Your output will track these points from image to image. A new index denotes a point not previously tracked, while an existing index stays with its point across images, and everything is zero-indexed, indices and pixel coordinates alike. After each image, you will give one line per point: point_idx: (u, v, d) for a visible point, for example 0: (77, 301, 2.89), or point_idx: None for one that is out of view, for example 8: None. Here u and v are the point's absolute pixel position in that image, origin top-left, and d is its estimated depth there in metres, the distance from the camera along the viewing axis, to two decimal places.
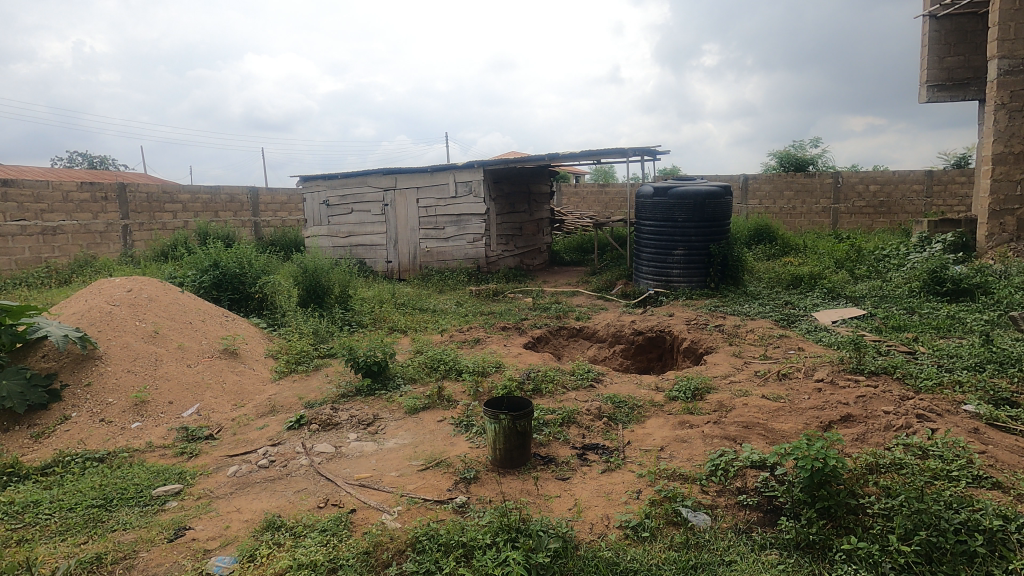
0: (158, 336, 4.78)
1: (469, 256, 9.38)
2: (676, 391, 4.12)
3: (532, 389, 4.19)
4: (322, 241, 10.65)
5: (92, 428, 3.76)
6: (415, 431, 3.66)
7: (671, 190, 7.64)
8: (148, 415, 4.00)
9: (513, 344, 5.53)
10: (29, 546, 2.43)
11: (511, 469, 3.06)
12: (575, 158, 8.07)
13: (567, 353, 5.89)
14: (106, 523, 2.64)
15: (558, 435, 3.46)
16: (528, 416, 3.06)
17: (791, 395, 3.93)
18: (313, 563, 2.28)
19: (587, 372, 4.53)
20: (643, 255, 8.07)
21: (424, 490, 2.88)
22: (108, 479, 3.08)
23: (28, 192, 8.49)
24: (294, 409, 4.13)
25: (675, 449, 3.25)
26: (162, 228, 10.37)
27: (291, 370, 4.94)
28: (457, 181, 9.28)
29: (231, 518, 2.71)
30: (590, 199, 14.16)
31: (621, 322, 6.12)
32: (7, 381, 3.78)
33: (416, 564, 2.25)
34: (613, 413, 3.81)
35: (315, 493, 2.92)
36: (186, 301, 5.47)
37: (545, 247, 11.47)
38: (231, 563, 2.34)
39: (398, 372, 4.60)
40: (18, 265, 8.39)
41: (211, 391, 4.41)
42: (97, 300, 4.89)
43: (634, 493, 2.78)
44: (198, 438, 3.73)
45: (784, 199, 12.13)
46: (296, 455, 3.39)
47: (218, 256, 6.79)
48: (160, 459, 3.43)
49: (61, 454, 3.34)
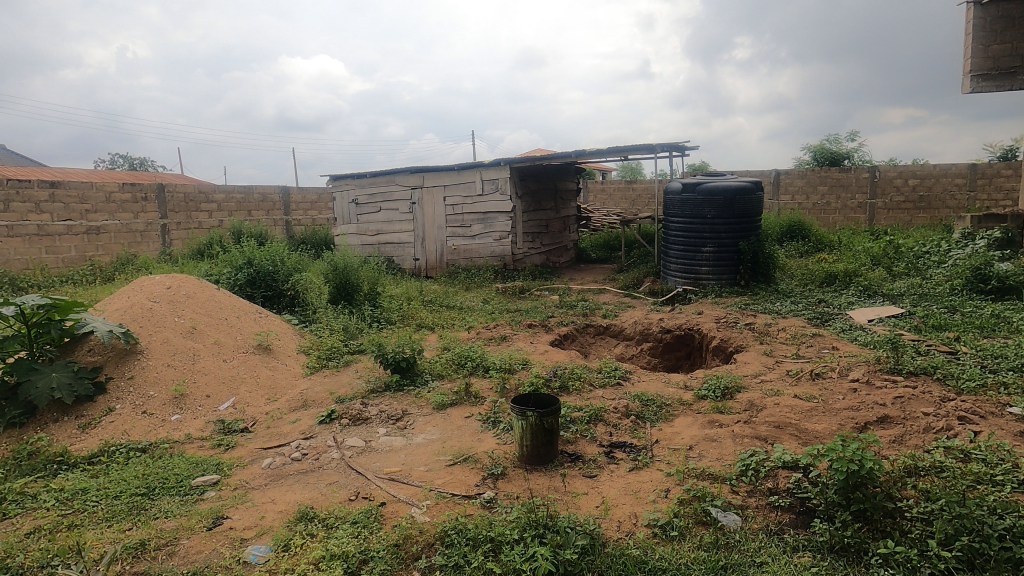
0: (196, 332, 4.93)
1: (495, 254, 9.41)
2: (705, 391, 4.08)
3: (558, 386, 4.20)
4: (351, 239, 10.81)
5: (135, 420, 3.92)
6: (442, 426, 3.71)
7: (700, 186, 7.52)
8: (186, 408, 4.15)
9: (540, 342, 5.54)
10: (78, 532, 2.55)
11: (539, 466, 3.08)
12: (601, 155, 8.00)
13: (594, 350, 5.87)
14: (149, 511, 2.75)
15: (584, 433, 3.45)
16: (556, 413, 3.06)
17: (825, 395, 3.84)
18: (345, 554, 2.33)
19: (614, 370, 4.51)
20: (671, 252, 7.97)
21: (452, 485, 2.91)
22: (149, 468, 3.20)
23: (74, 194, 8.87)
24: (325, 404, 4.22)
25: (704, 448, 3.21)
26: (199, 227, 10.68)
27: (321, 366, 5.05)
28: (483, 179, 9.30)
29: (266, 509, 2.79)
30: (617, 196, 14.02)
31: (649, 320, 6.06)
32: (56, 373, 3.89)
33: (446, 557, 2.28)
34: (640, 411, 3.79)
35: (346, 486, 2.98)
36: (222, 298, 5.64)
37: (571, 245, 11.44)
38: (266, 553, 2.41)
39: (426, 368, 4.66)
40: (65, 264, 8.77)
41: (246, 385, 4.55)
42: (139, 297, 5.09)
43: (662, 491, 2.76)
44: (234, 431, 3.85)
45: (817, 195, 11.82)
46: (327, 449, 3.47)
47: (252, 254, 6.96)
48: (198, 450, 3.55)
49: (106, 444, 3.48)
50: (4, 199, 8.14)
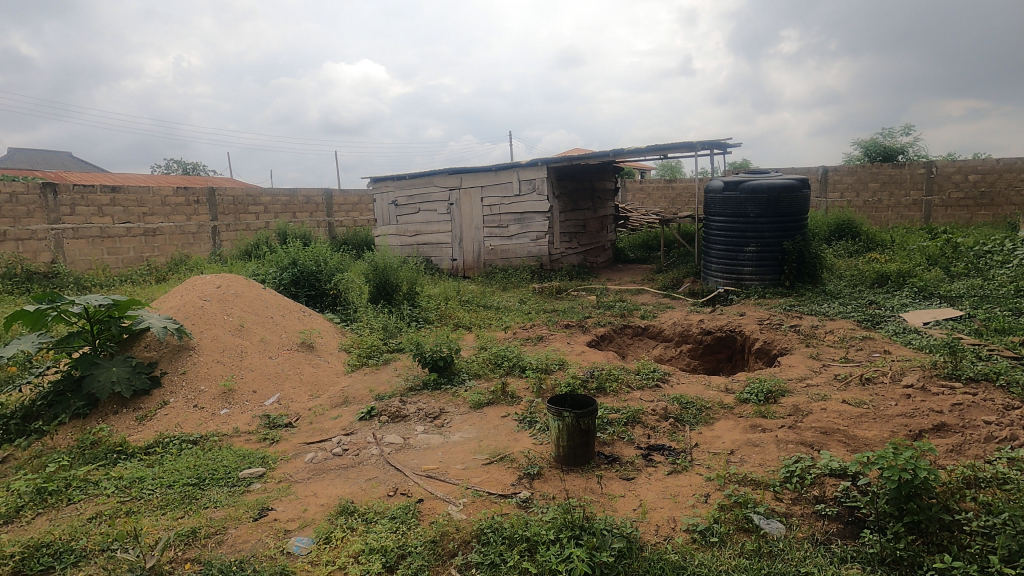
0: (243, 330, 5.13)
1: (532, 254, 9.40)
2: (748, 394, 3.97)
3: (595, 387, 4.16)
4: (391, 240, 11.02)
5: (187, 413, 4.10)
6: (479, 425, 3.73)
7: (742, 185, 7.33)
8: (234, 402, 4.31)
9: (576, 342, 5.51)
10: (135, 518, 2.69)
11: (575, 466, 3.06)
12: (640, 154, 7.90)
13: (631, 352, 5.80)
14: (200, 501, 2.88)
15: (622, 435, 3.41)
16: (593, 415, 3.04)
17: (876, 401, 3.68)
18: (383, 548, 2.38)
19: (652, 372, 4.44)
20: (711, 253, 7.79)
21: (488, 484, 2.93)
22: (200, 460, 3.35)
23: (133, 197, 9.37)
24: (365, 400, 4.31)
25: (746, 453, 3.13)
26: (247, 229, 11.09)
27: (362, 364, 5.17)
28: (520, 179, 9.31)
29: (309, 502, 2.87)
30: (656, 195, 13.81)
31: (689, 321, 5.95)
32: (115, 367, 4.09)
33: (482, 555, 2.29)
34: (679, 414, 3.72)
35: (385, 482, 3.05)
36: (268, 297, 5.84)
37: (609, 245, 11.33)
38: (308, 544, 2.48)
39: (463, 367, 4.70)
40: (124, 264, 9.26)
41: (290, 381, 4.69)
42: (191, 296, 5.32)
43: (702, 496, 2.70)
44: (278, 425, 3.98)
45: (869, 192, 11.32)
46: (367, 445, 3.55)
47: (296, 255, 7.17)
48: (244, 444, 3.69)
49: (161, 436, 3.66)
50: (70, 203, 8.69)
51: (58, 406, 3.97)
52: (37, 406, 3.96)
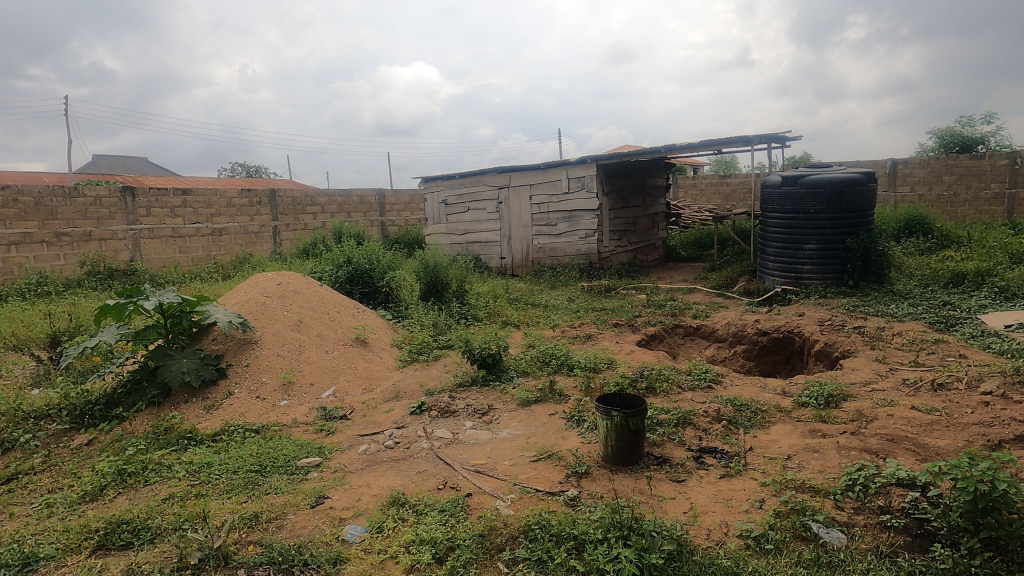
0: (302, 325, 5.34)
1: (581, 252, 9.33)
2: (807, 398, 3.81)
3: (644, 387, 4.09)
4: (441, 239, 11.21)
5: (250, 403, 4.32)
6: (527, 423, 3.75)
7: (803, 179, 7.02)
8: (293, 394, 4.51)
9: (626, 341, 5.44)
10: (204, 501, 2.86)
11: (623, 466, 3.02)
12: (693, 149, 7.70)
13: (683, 352, 5.68)
14: (262, 487, 3.03)
15: (672, 436, 3.35)
16: (642, 414, 3.00)
17: (950, 408, 3.45)
18: (433, 539, 2.44)
19: (704, 373, 4.33)
20: (768, 250, 7.50)
21: (536, 481, 2.94)
22: (262, 448, 3.52)
23: (201, 199, 9.94)
24: (416, 395, 4.41)
25: (805, 458, 3.00)
26: (305, 228, 11.53)
27: (413, 359, 5.29)
28: (570, 177, 9.25)
29: (362, 492, 2.97)
30: (709, 191, 13.44)
31: (743, 321, 5.75)
32: (186, 359, 4.35)
33: (529, 551, 2.31)
34: (733, 416, 3.61)
35: (434, 475, 3.11)
36: (324, 294, 6.06)
37: (660, 242, 11.11)
38: (362, 533, 2.57)
39: (511, 365, 4.73)
40: (194, 262, 9.83)
41: (345, 375, 4.86)
42: (255, 292, 5.60)
43: (757, 502, 2.62)
44: (334, 417, 4.13)
45: (943, 186, 10.60)
46: (417, 439, 3.63)
47: (351, 253, 7.39)
48: (303, 434, 3.85)
49: (227, 424, 3.87)
50: (146, 205, 9.31)
51: (136, 394, 4.26)
52: (118, 394, 4.27)
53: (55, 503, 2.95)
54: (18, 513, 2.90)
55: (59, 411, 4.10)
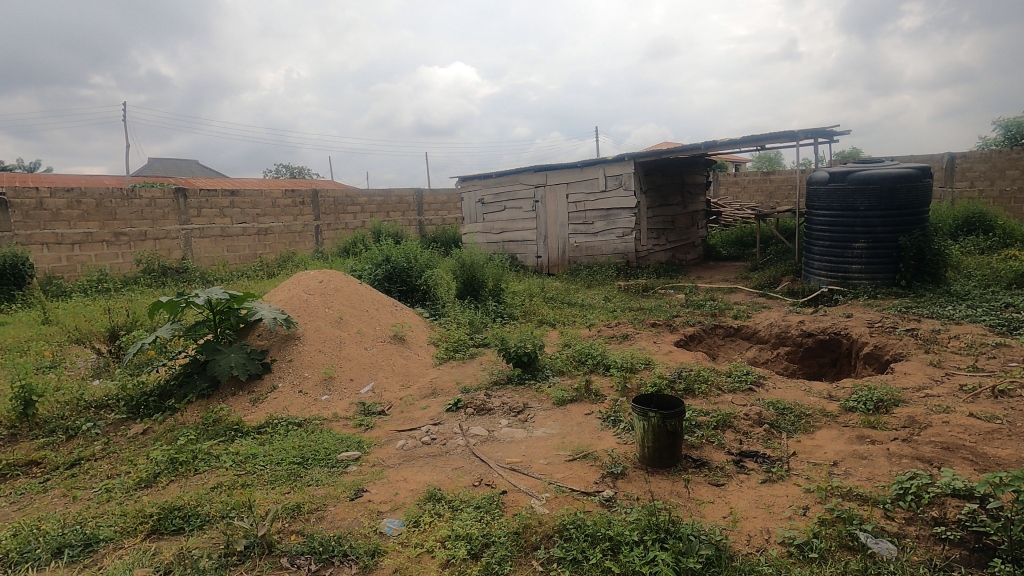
0: (342, 322, 5.47)
1: (618, 250, 9.22)
2: (854, 402, 3.66)
3: (683, 388, 4.02)
4: (478, 237, 11.29)
5: (293, 397, 4.46)
6: (562, 422, 3.74)
7: (851, 175, 6.74)
8: (334, 389, 4.63)
9: (664, 341, 5.35)
10: (250, 490, 2.97)
11: (661, 468, 2.98)
12: (734, 145, 7.51)
13: (723, 353, 5.54)
14: (304, 478, 3.13)
15: (711, 439, 3.28)
16: (680, 416, 2.95)
17: (1012, 417, 3.25)
18: (468, 535, 2.46)
19: (746, 375, 4.22)
20: (813, 249, 7.25)
21: (571, 480, 2.93)
22: (304, 441, 3.63)
23: (248, 200, 10.31)
24: (452, 393, 4.46)
25: (852, 465, 2.89)
26: (345, 228, 11.81)
27: (449, 357, 5.35)
28: (607, 175, 9.16)
29: (400, 486, 3.02)
30: (752, 188, 13.07)
31: (787, 322, 5.58)
32: (233, 354, 4.52)
33: (564, 551, 2.30)
34: (775, 420, 3.51)
35: (470, 472, 3.14)
36: (364, 292, 6.19)
37: (700, 241, 10.88)
38: (399, 526, 2.61)
39: (547, 364, 4.72)
40: (241, 260, 10.21)
41: (383, 371, 4.96)
42: (298, 290, 5.77)
43: (800, 509, 2.54)
44: (373, 413, 4.22)
45: (1006, 181, 10.00)
46: (453, 435, 3.67)
47: (389, 252, 7.52)
48: (343, 428, 3.95)
49: (271, 417, 4.01)
50: (197, 206, 9.72)
51: (187, 386, 4.46)
52: (171, 386, 4.48)
53: (114, 487, 3.12)
54: (81, 496, 3.08)
55: (117, 401, 4.32)
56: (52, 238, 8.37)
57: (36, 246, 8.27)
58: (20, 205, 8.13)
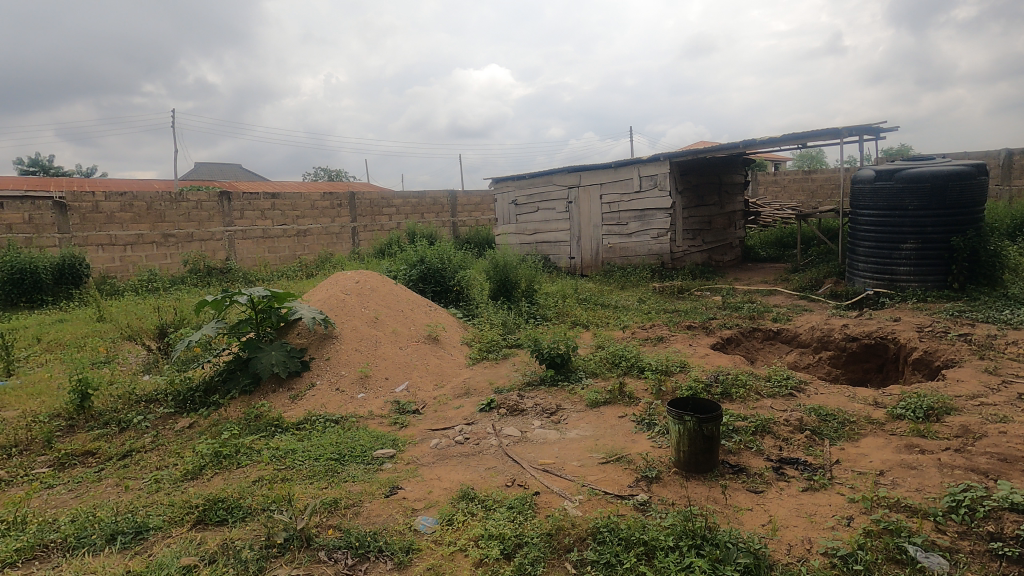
0: (378, 322, 5.57)
1: (653, 251, 9.09)
2: (902, 409, 3.51)
3: (720, 392, 3.93)
4: (511, 238, 11.32)
5: (330, 395, 4.56)
6: (596, 424, 3.71)
7: (899, 173, 6.48)
8: (370, 388, 4.71)
9: (699, 344, 5.25)
10: (289, 484, 3.06)
11: (697, 473, 2.92)
12: (774, 144, 7.31)
13: (762, 357, 5.40)
14: (341, 474, 3.20)
15: (749, 445, 3.19)
16: (717, 420, 2.89)
17: None
18: (501, 535, 2.47)
19: (786, 379, 4.10)
20: (857, 251, 6.98)
21: (605, 483, 2.91)
22: (341, 438, 3.71)
23: (288, 203, 10.62)
24: (485, 393, 4.48)
25: (899, 475, 2.77)
26: (381, 229, 12.01)
27: (482, 357, 5.38)
28: (642, 175, 9.05)
29: (433, 484, 3.06)
30: (792, 188, 12.70)
31: (830, 325, 5.39)
32: (274, 352, 4.65)
33: (597, 554, 2.28)
34: (817, 427, 3.40)
35: (504, 472, 3.15)
36: (399, 292, 6.28)
37: (737, 242, 10.64)
38: (433, 524, 2.64)
39: (580, 366, 4.69)
40: (281, 261, 10.51)
41: (417, 371, 5.02)
42: (336, 290, 5.90)
43: (844, 519, 2.45)
44: (407, 411, 4.28)
45: None
46: (487, 435, 3.69)
47: (424, 253, 7.61)
48: (378, 426, 4.02)
49: (309, 414, 4.11)
50: (240, 209, 10.07)
51: (230, 382, 4.62)
52: (215, 382, 4.65)
53: (162, 478, 3.26)
54: (132, 486, 3.23)
55: (165, 395, 4.51)
56: (107, 239, 8.80)
57: (92, 247, 8.71)
58: (78, 208, 8.58)
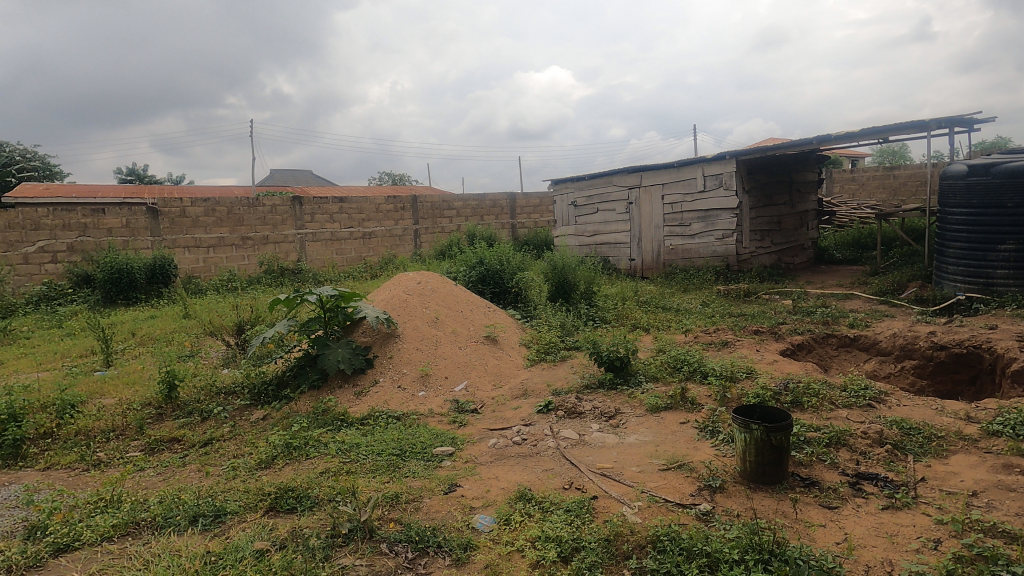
0: (438, 322, 5.68)
1: (717, 253, 8.78)
2: (999, 426, 3.21)
3: (789, 401, 3.74)
4: (570, 240, 11.27)
5: (392, 392, 4.70)
6: (656, 430, 3.62)
7: (996, 167, 5.96)
8: (430, 386, 4.82)
9: (768, 350, 5.02)
10: (353, 477, 3.17)
11: (764, 485, 2.79)
12: (852, 139, 6.89)
13: (836, 365, 5.09)
14: (402, 470, 3.29)
15: (822, 457, 3.02)
16: (787, 430, 2.75)
17: None
18: (558, 538, 2.45)
19: (864, 389, 3.84)
20: (947, 253, 6.45)
21: (665, 490, 2.83)
22: (402, 434, 3.81)
23: (355, 206, 11.05)
24: (543, 394, 4.47)
25: (995, 498, 2.54)
26: (441, 231, 12.25)
27: (540, 359, 5.38)
28: (706, 174, 8.77)
29: (491, 483, 3.09)
30: (871, 185, 11.91)
31: (914, 332, 5.01)
32: (340, 349, 4.85)
33: (657, 563, 2.23)
34: (899, 440, 3.16)
35: (561, 474, 3.13)
36: (459, 293, 6.39)
37: (809, 244, 10.10)
38: (491, 523, 2.66)
39: (640, 369, 4.59)
40: (347, 262, 10.93)
41: (476, 371, 5.09)
42: (399, 290, 6.08)
43: (931, 542, 2.27)
44: (466, 411, 4.34)
45: None
46: (544, 437, 3.68)
47: (483, 255, 7.69)
48: (437, 424, 4.11)
49: (373, 410, 4.25)
50: (310, 213, 10.58)
51: (300, 377, 4.85)
52: (287, 376, 4.89)
53: (239, 466, 3.46)
54: (212, 472, 3.45)
55: (242, 388, 4.80)
56: (192, 241, 9.47)
57: (180, 249, 9.40)
58: (168, 213, 9.29)
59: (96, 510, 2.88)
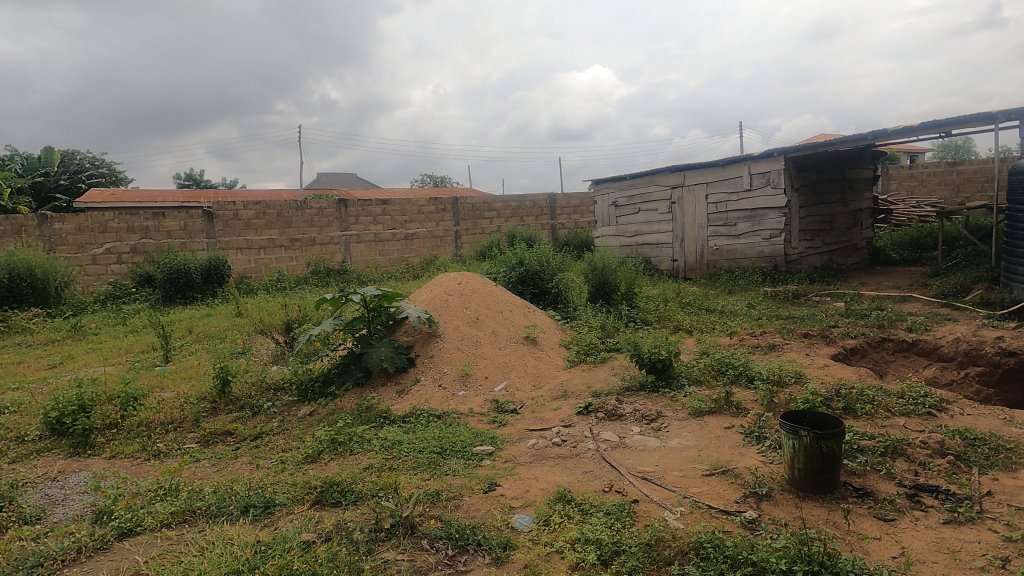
0: (478, 322, 5.73)
1: (764, 253, 8.50)
2: None
3: (842, 407, 3.58)
4: (611, 241, 11.16)
5: (434, 391, 4.76)
6: (699, 434, 3.54)
7: None
8: (470, 386, 4.86)
9: (818, 354, 4.83)
10: (395, 474, 3.23)
11: (814, 495, 2.69)
12: (910, 134, 6.57)
13: (892, 370, 4.85)
14: (442, 468, 3.33)
15: (877, 467, 2.88)
16: (838, 438, 2.64)
17: None
18: (598, 540, 2.43)
19: (923, 396, 3.65)
20: (1017, 253, 6.04)
21: (709, 496, 2.77)
22: (443, 433, 3.86)
23: (397, 208, 11.28)
24: (583, 396, 4.44)
25: None
26: (482, 232, 12.34)
27: (580, 360, 5.35)
28: (752, 172, 8.52)
29: (531, 484, 3.09)
30: (932, 182, 11.30)
31: (979, 337, 4.72)
32: (383, 348, 4.95)
33: (700, 570, 2.18)
34: (963, 452, 2.99)
35: (601, 476, 3.11)
36: (499, 294, 6.42)
37: (864, 243, 9.66)
38: (530, 524, 2.67)
39: (683, 372, 4.50)
40: (390, 263, 11.14)
41: (516, 371, 5.10)
42: (440, 291, 6.17)
43: (997, 560, 2.14)
44: (505, 411, 4.36)
45: None
46: (584, 439, 3.66)
47: (523, 256, 7.71)
48: (477, 423, 4.14)
49: (414, 408, 4.32)
50: (355, 214, 10.85)
51: (345, 375, 4.98)
52: (332, 373, 5.03)
53: (287, 460, 3.59)
54: (263, 464, 3.59)
55: (290, 385, 4.96)
56: (244, 243, 9.87)
57: (233, 250, 9.81)
58: (222, 216, 9.70)
59: (157, 497, 3.04)
